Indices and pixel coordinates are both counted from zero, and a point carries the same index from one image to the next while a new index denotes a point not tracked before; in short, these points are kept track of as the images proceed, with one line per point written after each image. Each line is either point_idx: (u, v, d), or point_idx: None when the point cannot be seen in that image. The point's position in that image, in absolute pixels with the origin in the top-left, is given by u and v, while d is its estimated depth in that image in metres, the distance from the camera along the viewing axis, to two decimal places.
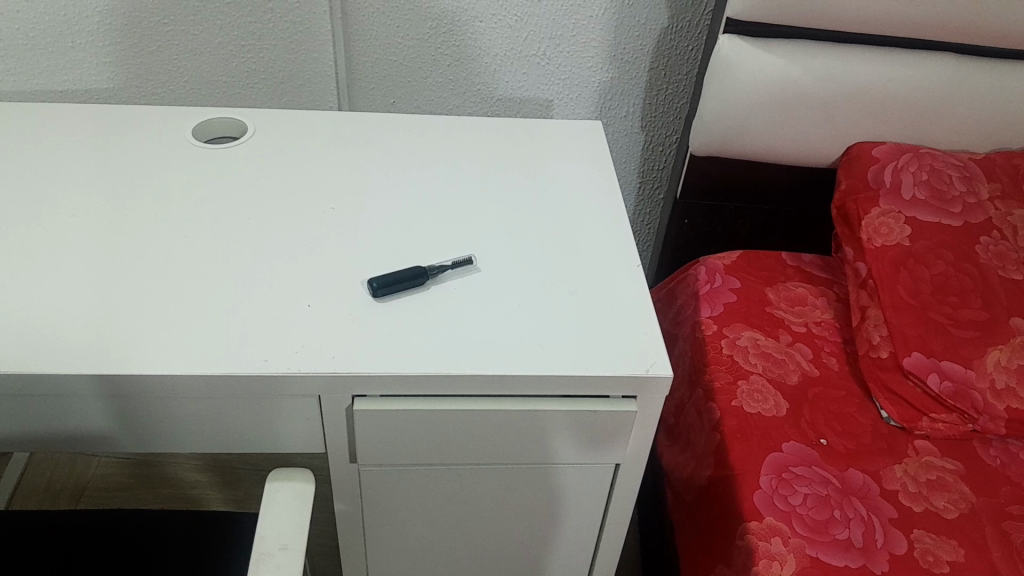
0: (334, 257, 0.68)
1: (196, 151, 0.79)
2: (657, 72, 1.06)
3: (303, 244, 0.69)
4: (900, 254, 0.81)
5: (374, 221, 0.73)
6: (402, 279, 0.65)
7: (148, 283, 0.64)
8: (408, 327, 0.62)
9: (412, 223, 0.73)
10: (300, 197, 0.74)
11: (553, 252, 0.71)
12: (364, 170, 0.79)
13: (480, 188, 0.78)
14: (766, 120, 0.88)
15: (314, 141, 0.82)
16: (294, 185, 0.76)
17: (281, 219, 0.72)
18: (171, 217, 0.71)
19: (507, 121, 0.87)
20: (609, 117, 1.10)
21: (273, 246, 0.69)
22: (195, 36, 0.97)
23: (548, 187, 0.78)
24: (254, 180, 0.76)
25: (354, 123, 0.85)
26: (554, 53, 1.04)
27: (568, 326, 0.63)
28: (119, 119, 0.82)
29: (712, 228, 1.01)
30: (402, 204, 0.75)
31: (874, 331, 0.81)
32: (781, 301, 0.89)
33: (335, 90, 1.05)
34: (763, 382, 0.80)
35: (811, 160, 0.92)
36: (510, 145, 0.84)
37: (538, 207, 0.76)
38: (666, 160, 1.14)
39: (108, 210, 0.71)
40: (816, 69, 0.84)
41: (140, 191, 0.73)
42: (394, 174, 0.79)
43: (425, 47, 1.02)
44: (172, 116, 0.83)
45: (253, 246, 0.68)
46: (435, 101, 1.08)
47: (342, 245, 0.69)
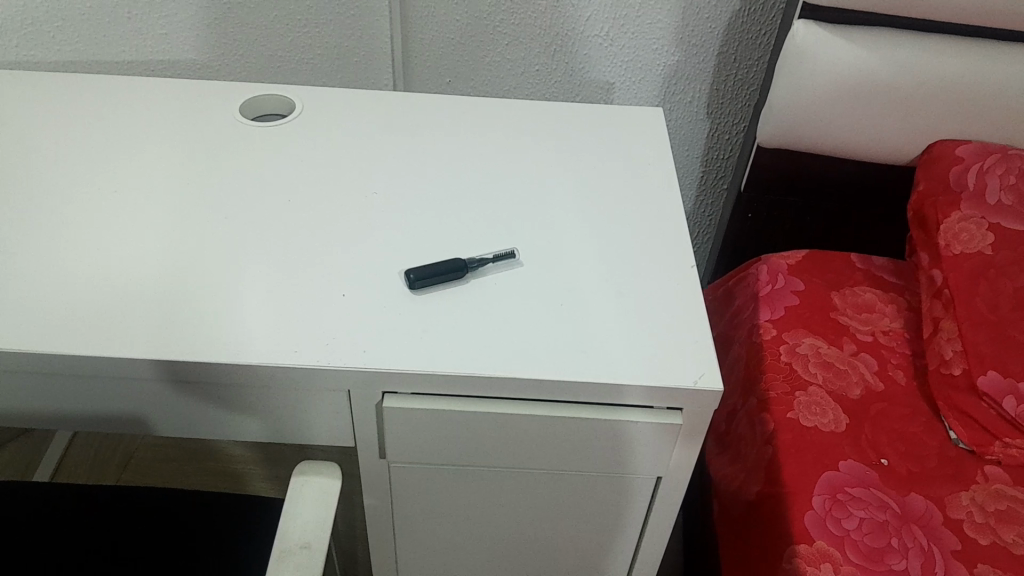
0: (374, 244, 0.66)
1: (242, 129, 0.77)
2: (726, 57, 1.00)
3: (342, 230, 0.67)
4: (981, 264, 0.76)
5: (418, 208, 0.70)
6: (440, 271, 0.62)
7: (185, 262, 0.63)
8: (444, 323, 0.59)
9: (459, 213, 0.70)
10: (343, 181, 0.72)
11: (604, 248, 0.67)
12: (412, 153, 0.76)
13: (532, 177, 0.74)
14: (842, 113, 0.83)
15: (361, 121, 0.80)
16: (341, 166, 0.74)
17: (324, 202, 0.70)
18: (213, 195, 0.69)
19: (563, 107, 0.83)
20: (673, 103, 1.05)
21: (316, 230, 0.67)
22: (252, 9, 0.96)
23: (601, 178, 0.75)
24: (300, 160, 0.74)
25: (404, 104, 0.83)
26: (617, 35, 1.00)
27: (615, 329, 0.60)
28: (168, 95, 0.81)
29: (776, 226, 0.95)
30: (449, 191, 0.72)
31: (947, 345, 0.75)
32: (847, 308, 0.83)
33: (390, 67, 1.03)
34: (823, 394, 0.75)
35: (889, 160, 0.86)
36: (565, 132, 0.80)
37: (589, 201, 0.72)
38: (732, 149, 1.09)
39: (149, 189, 0.70)
40: (898, 60, 0.79)
41: (183, 169, 0.72)
42: (442, 158, 0.76)
43: (483, 26, 1.00)
44: (220, 92, 0.82)
45: (295, 230, 0.67)
46: (492, 84, 1.05)
47: (385, 232, 0.67)
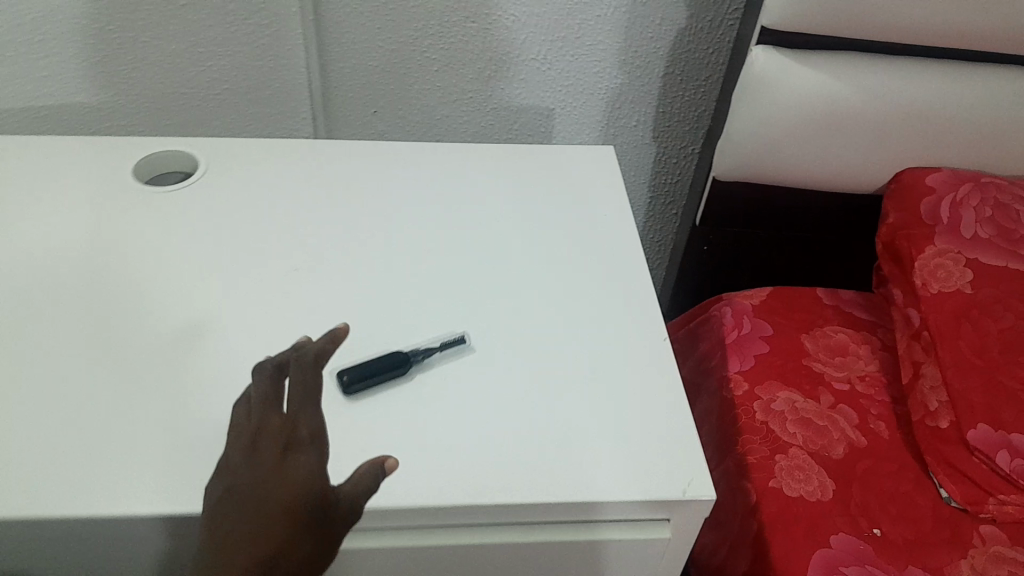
0: (298, 329, 0.57)
1: (136, 195, 0.67)
2: (672, 77, 0.93)
3: (260, 320, 0.58)
4: (961, 304, 0.70)
5: (347, 279, 0.61)
6: (381, 367, 0.53)
7: (72, 353, 0.54)
8: (386, 435, 0.50)
9: (394, 285, 0.61)
10: (258, 256, 0.63)
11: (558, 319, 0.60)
12: (338, 211, 0.67)
13: (473, 234, 0.67)
14: (804, 143, 0.77)
15: (277, 178, 0.70)
16: (256, 227, 0.65)
17: (239, 273, 0.61)
18: (105, 267, 0.60)
19: (504, 149, 0.76)
20: (617, 127, 0.98)
21: (229, 310, 0.58)
22: (146, 43, 0.87)
23: (551, 233, 0.67)
24: (209, 221, 0.65)
25: (327, 155, 0.73)
26: (555, 58, 0.93)
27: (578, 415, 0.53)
28: (45, 153, 0.69)
29: (732, 257, 0.89)
30: (382, 263, 0.63)
31: (931, 394, 0.70)
32: (820, 351, 0.78)
33: (308, 98, 0.95)
34: (805, 457, 0.69)
35: (857, 189, 0.80)
36: (509, 177, 0.73)
37: (542, 262, 0.65)
38: (681, 173, 1.02)
39: (25, 281, 0.59)
40: (863, 87, 0.73)
41: (66, 251, 0.61)
42: (372, 213, 0.68)
43: (410, 51, 0.92)
44: (110, 146, 0.70)
45: (203, 310, 0.58)
46: (423, 111, 0.98)
47: (309, 313, 0.58)
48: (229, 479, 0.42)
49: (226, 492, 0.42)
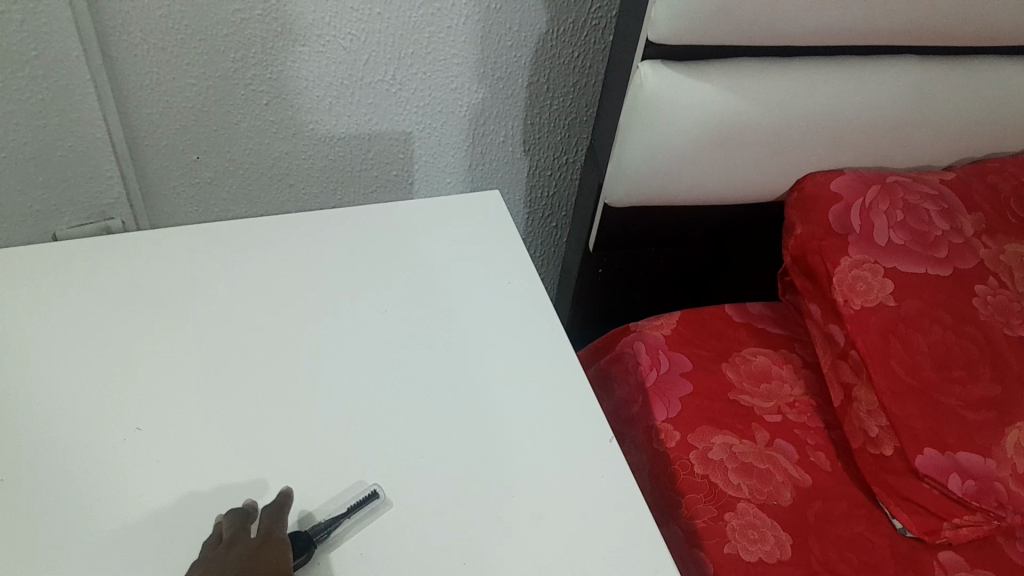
0: (150, 531, 0.46)
1: None
2: (539, 86, 0.84)
3: (124, 520, 0.46)
4: (887, 320, 0.66)
5: (200, 444, 0.50)
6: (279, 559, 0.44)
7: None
8: None
9: (258, 439, 0.51)
10: (105, 425, 0.51)
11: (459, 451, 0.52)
12: (172, 348, 0.55)
13: (341, 349, 0.57)
14: (702, 161, 0.70)
15: (109, 309, 0.58)
16: (72, 384, 0.52)
17: (63, 457, 0.49)
18: None
19: (380, 233, 0.66)
20: (484, 144, 0.88)
21: (57, 513, 0.46)
22: None
23: (431, 332, 0.59)
24: (7, 389, 0.52)
25: (167, 266, 0.61)
26: (405, 77, 0.80)
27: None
28: None
29: (629, 279, 0.82)
30: (264, 405, 0.53)
31: (870, 420, 0.65)
32: (743, 381, 0.73)
33: (112, 154, 0.78)
34: (755, 512, 0.64)
35: (757, 198, 0.75)
36: (374, 265, 0.63)
37: (450, 370, 0.57)
38: (558, 185, 0.94)
39: None
40: (761, 97, 0.66)
41: None
42: (215, 341, 0.56)
43: (230, 86, 0.77)
44: None
45: (19, 522, 0.46)
46: (256, 151, 0.83)
47: (160, 506, 0.47)
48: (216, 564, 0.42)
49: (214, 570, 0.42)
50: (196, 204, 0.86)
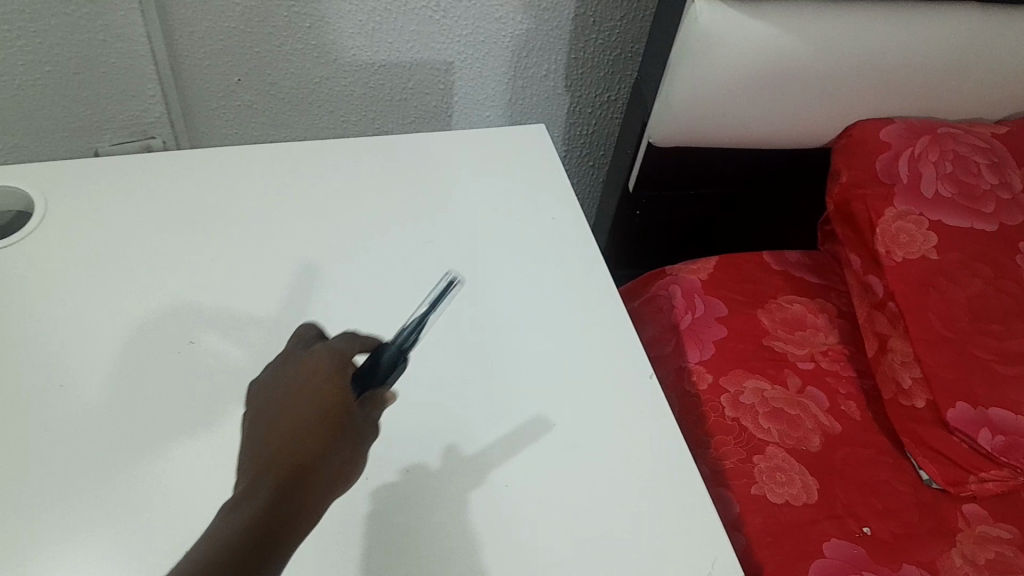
0: (199, 443, 0.47)
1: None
2: (585, 20, 0.82)
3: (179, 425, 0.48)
4: (927, 272, 0.66)
5: (245, 362, 0.51)
6: (380, 377, 0.41)
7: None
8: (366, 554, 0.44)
9: None
10: (158, 333, 0.52)
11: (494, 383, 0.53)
12: (215, 269, 0.56)
13: (386, 271, 0.57)
14: (749, 103, 0.69)
15: (157, 218, 0.58)
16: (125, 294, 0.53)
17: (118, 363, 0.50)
18: None
19: (427, 158, 0.66)
20: (525, 78, 0.87)
21: (112, 417, 0.48)
22: None
23: (470, 264, 0.59)
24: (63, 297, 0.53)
25: (215, 179, 0.61)
26: (449, 4, 0.79)
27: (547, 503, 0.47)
28: None
29: (668, 222, 0.82)
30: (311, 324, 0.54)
31: (903, 371, 0.66)
32: (777, 327, 0.73)
33: (154, 72, 0.78)
34: (783, 456, 0.65)
35: (802, 143, 0.74)
36: (419, 191, 0.63)
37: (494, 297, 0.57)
38: (598, 122, 0.93)
39: None
40: (816, 39, 0.65)
41: None
42: (258, 262, 0.56)
43: (274, 7, 0.76)
44: None
45: (76, 423, 0.47)
46: (297, 75, 0.83)
47: (209, 416, 0.48)
48: (265, 396, 0.42)
49: (264, 402, 0.41)
50: (236, 126, 0.86)
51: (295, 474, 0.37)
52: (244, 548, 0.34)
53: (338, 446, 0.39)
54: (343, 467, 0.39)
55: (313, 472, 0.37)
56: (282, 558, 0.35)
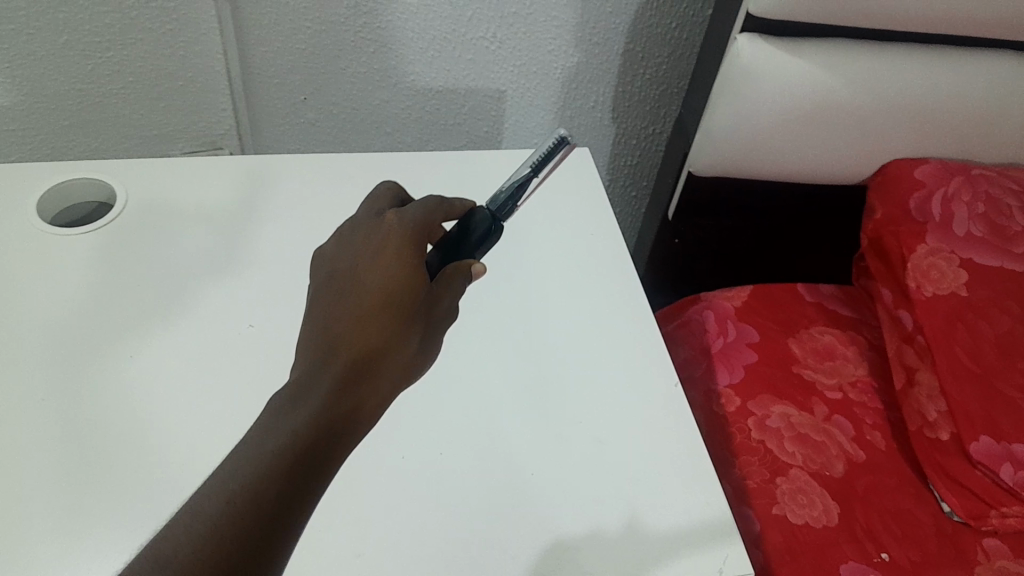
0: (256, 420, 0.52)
1: (78, 250, 0.61)
2: (634, 55, 0.86)
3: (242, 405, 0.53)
4: (956, 307, 0.67)
5: None
6: (465, 250, 0.45)
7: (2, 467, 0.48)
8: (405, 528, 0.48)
9: None
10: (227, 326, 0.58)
11: (525, 389, 0.56)
12: (278, 274, 0.61)
13: None
14: (788, 138, 0.72)
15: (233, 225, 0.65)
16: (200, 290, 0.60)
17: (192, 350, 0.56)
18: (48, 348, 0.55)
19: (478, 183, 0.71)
20: (574, 108, 0.91)
21: (182, 396, 0.53)
22: (30, 36, 0.74)
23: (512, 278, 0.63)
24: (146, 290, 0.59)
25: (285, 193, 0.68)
26: (505, 36, 0.83)
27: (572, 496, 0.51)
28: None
29: (705, 251, 0.85)
30: None
31: (929, 403, 0.67)
32: (808, 356, 0.75)
33: (227, 87, 0.84)
34: (806, 478, 0.66)
35: (838, 180, 0.77)
36: None
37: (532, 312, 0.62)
38: (642, 154, 0.96)
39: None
40: (854, 79, 0.68)
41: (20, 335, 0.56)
42: None
43: (342, 32, 0.81)
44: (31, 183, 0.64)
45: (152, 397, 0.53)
46: (358, 96, 0.88)
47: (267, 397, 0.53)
48: (327, 269, 0.40)
49: (328, 276, 0.40)
50: (298, 142, 0.92)
51: (373, 355, 0.37)
52: (332, 426, 0.34)
53: (412, 331, 0.38)
54: (416, 350, 0.39)
55: (390, 354, 0.37)
56: (373, 411, 0.36)
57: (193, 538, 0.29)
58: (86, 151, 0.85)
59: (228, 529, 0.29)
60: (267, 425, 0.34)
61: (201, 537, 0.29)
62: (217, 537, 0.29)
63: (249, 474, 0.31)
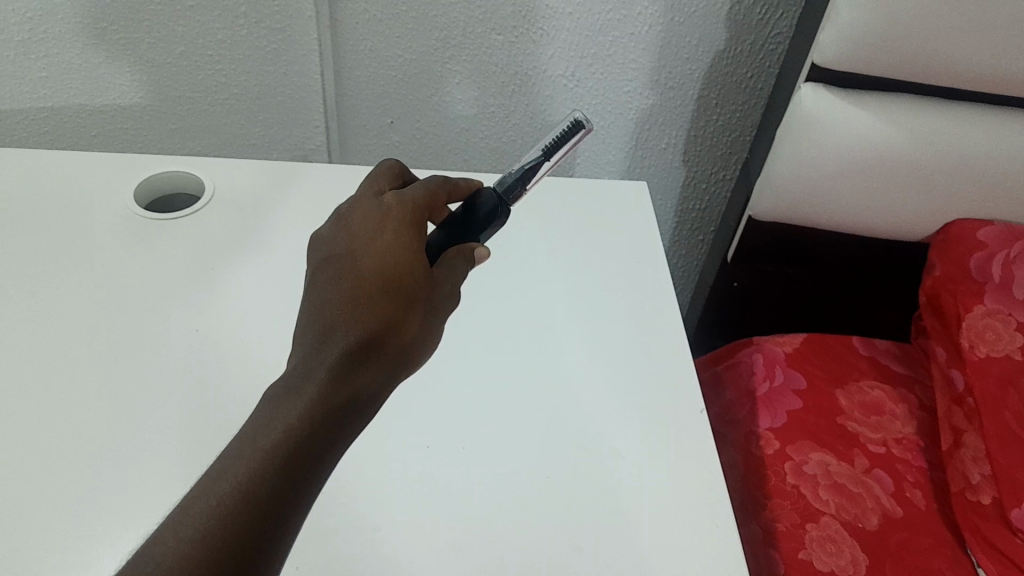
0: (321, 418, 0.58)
1: (174, 240, 0.68)
2: (707, 101, 0.88)
3: None
4: (1010, 371, 0.65)
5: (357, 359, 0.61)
6: (471, 231, 0.50)
7: (82, 420, 0.55)
8: (428, 515, 0.52)
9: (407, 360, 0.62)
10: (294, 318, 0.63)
11: (555, 402, 0.60)
12: None
13: (484, 302, 0.67)
14: (848, 190, 0.73)
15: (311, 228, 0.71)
16: (274, 285, 0.66)
17: (261, 337, 0.62)
18: (139, 324, 0.62)
19: (540, 216, 0.76)
20: (646, 149, 0.94)
21: (247, 377, 0.59)
22: (152, 45, 0.82)
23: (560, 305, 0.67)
24: (228, 280, 0.66)
25: None
26: (582, 74, 0.87)
27: (588, 504, 0.54)
28: (84, 199, 0.70)
29: (763, 297, 0.86)
30: None
31: (973, 466, 0.65)
32: (854, 409, 0.74)
33: (321, 105, 0.91)
34: (838, 527, 0.65)
35: (900, 235, 0.77)
36: (525, 242, 0.73)
37: (577, 333, 0.65)
38: (710, 199, 0.98)
39: (70, 340, 0.60)
40: (918, 135, 0.68)
41: (115, 309, 0.63)
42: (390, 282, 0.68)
43: (430, 61, 0.87)
44: (137, 174, 0.73)
45: (221, 377, 0.59)
46: (440, 123, 0.93)
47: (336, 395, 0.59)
48: (329, 251, 0.43)
49: (327, 257, 0.43)
50: None
51: (370, 338, 0.39)
52: (328, 412, 0.37)
53: (411, 314, 0.41)
54: (419, 331, 0.41)
55: (389, 335, 0.40)
56: (368, 389, 0.39)
57: (195, 522, 0.34)
58: (191, 153, 0.93)
59: (224, 514, 0.34)
60: (260, 420, 0.37)
61: (202, 523, 0.34)
62: (214, 525, 0.34)
63: (249, 463, 0.35)
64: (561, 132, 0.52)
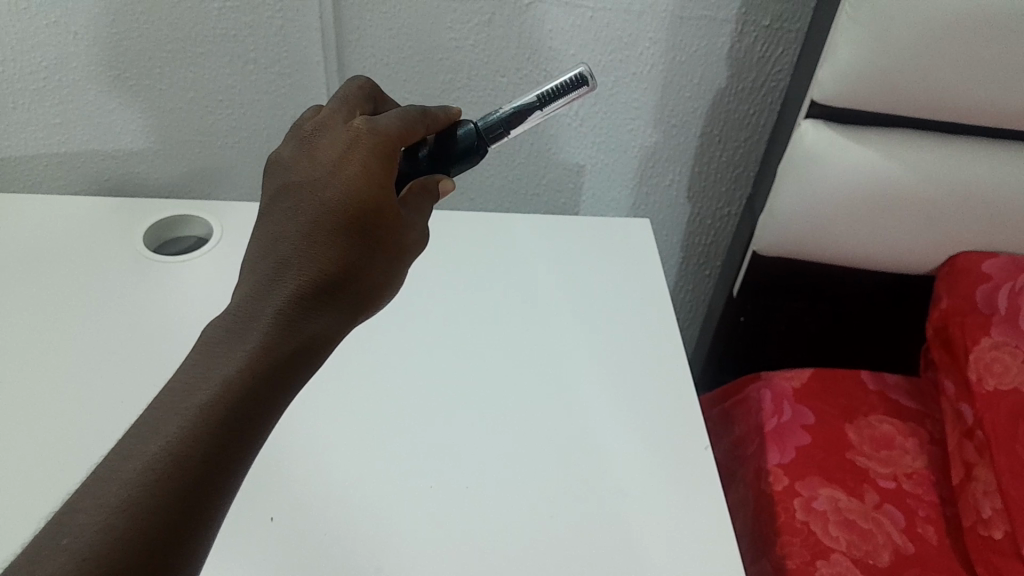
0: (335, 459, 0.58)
1: (183, 283, 0.69)
2: (711, 137, 0.89)
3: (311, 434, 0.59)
4: (1020, 403, 0.64)
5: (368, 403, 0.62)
6: (444, 165, 0.52)
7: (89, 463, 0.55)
8: (432, 555, 0.52)
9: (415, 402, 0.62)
10: None
11: (560, 439, 0.60)
12: None
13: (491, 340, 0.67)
14: (852, 225, 0.74)
15: None
16: None
17: None
18: (147, 367, 0.62)
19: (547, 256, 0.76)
20: (651, 185, 0.94)
21: None
22: (162, 91, 0.84)
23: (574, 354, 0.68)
24: None
25: None
26: (586, 113, 0.88)
27: (594, 543, 0.54)
28: (95, 244, 0.71)
29: (770, 331, 0.86)
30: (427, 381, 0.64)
31: (985, 500, 0.64)
32: (865, 444, 0.74)
33: None
34: (847, 565, 0.65)
35: (907, 268, 0.77)
36: (532, 280, 0.73)
37: (583, 371, 0.65)
38: (716, 233, 0.98)
39: (80, 383, 0.60)
40: (919, 169, 0.69)
41: (125, 351, 0.63)
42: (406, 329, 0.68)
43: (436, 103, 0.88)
44: (143, 220, 0.74)
45: None
46: None
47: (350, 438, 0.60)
48: (289, 179, 0.43)
49: (285, 185, 0.43)
50: None
51: (328, 279, 0.41)
52: (272, 359, 0.39)
53: (374, 256, 0.42)
54: (380, 281, 0.43)
55: (347, 278, 0.41)
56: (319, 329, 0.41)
57: (125, 486, 0.34)
58: (205, 195, 0.95)
59: (153, 478, 0.34)
60: (197, 375, 0.38)
61: (134, 483, 0.34)
62: (152, 471, 0.34)
63: (182, 422, 0.36)
64: (561, 84, 0.54)
